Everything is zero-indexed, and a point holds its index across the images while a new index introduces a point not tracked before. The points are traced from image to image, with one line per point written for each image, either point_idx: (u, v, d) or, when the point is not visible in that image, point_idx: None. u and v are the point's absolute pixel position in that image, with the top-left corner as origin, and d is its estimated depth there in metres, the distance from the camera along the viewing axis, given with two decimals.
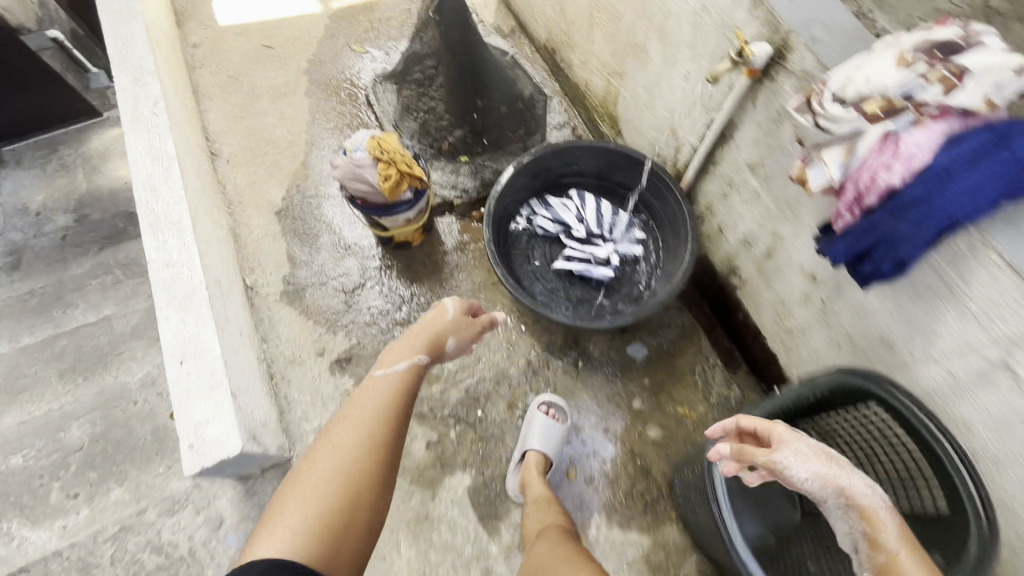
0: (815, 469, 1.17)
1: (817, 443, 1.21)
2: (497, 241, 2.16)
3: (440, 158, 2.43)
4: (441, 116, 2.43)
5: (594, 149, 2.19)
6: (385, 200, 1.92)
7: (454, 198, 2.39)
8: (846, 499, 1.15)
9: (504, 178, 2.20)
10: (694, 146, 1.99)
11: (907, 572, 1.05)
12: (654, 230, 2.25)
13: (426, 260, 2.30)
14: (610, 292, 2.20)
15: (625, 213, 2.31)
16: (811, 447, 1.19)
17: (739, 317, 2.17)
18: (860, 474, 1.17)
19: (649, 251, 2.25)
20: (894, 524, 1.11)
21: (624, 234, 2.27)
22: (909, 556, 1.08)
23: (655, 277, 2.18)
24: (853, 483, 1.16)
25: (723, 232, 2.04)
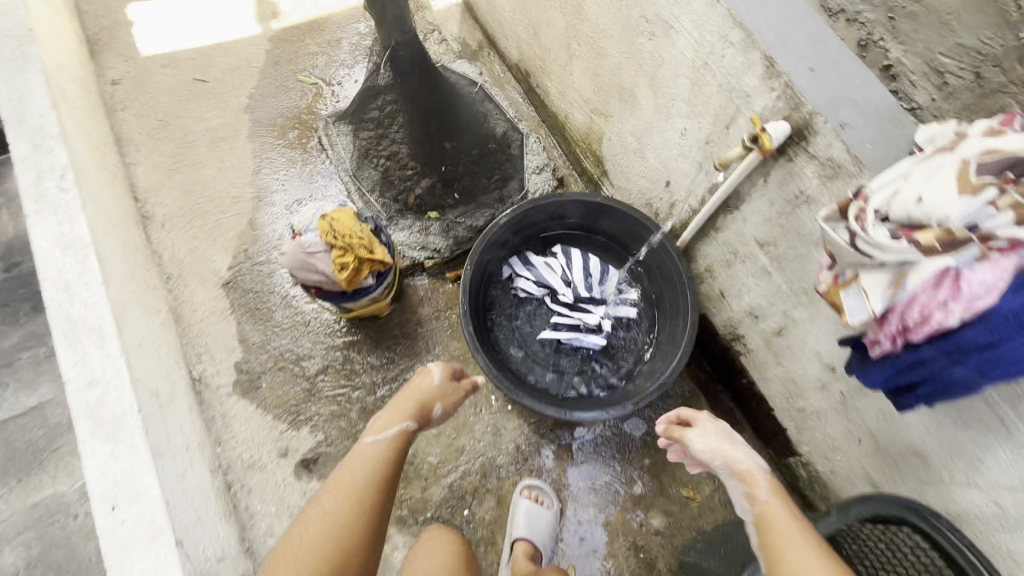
0: (712, 443, 1.53)
1: (720, 426, 1.58)
2: (474, 312, 1.92)
3: (407, 213, 2.16)
4: (406, 163, 2.16)
5: (579, 203, 1.95)
6: (343, 290, 1.66)
7: (424, 259, 2.11)
8: (732, 468, 1.47)
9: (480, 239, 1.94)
10: (692, 206, 1.76)
11: (776, 515, 1.31)
12: (648, 290, 2.04)
13: (398, 333, 2.05)
14: (603, 363, 1.99)
15: (616, 270, 2.09)
16: (714, 429, 1.55)
17: (744, 383, 1.99)
18: (752, 451, 1.49)
19: (643, 314, 2.04)
20: (765, 482, 1.41)
21: (615, 295, 2.07)
22: (777, 504, 1.35)
23: (652, 345, 1.97)
24: (738, 455, 1.48)
25: (727, 298, 1.84)
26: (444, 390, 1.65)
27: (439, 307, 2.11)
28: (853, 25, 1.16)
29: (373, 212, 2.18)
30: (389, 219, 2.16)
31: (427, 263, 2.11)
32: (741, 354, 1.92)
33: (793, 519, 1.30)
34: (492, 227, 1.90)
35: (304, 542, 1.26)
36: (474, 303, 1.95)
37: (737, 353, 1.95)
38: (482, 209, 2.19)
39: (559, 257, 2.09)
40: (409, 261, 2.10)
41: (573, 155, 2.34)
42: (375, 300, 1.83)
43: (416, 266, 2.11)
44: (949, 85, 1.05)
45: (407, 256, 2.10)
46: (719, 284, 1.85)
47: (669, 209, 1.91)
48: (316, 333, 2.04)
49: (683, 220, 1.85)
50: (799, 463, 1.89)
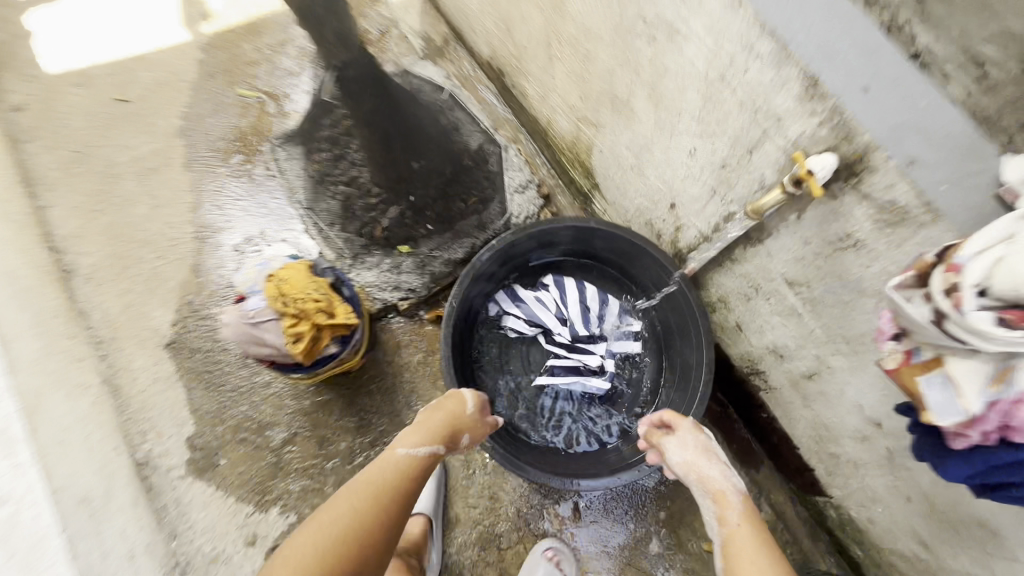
0: (689, 456, 1.37)
1: (701, 436, 1.41)
2: (458, 364, 1.68)
3: (373, 248, 1.88)
4: (370, 189, 1.86)
5: (571, 231, 1.70)
6: (301, 363, 1.39)
7: (398, 300, 1.85)
8: (706, 487, 1.32)
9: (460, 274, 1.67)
10: (704, 231, 1.52)
11: (740, 542, 1.19)
12: (654, 322, 1.81)
13: (372, 388, 1.80)
14: (606, 407, 1.80)
15: (616, 301, 1.86)
16: (693, 441, 1.39)
17: (765, 417, 1.79)
18: (729, 469, 1.34)
19: (648, 349, 1.83)
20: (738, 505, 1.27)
21: (616, 330, 1.84)
22: (747, 529, 1.21)
23: (660, 385, 1.77)
24: (712, 472, 1.33)
25: (745, 332, 1.62)
26: (474, 417, 1.48)
27: (418, 353, 1.86)
28: (873, 0, 0.80)
29: (335, 248, 1.90)
30: (354, 256, 1.88)
31: (400, 304, 1.85)
32: (761, 390, 1.72)
33: (759, 546, 1.17)
34: (471, 265, 1.63)
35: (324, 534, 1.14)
36: (459, 353, 1.70)
37: (756, 387, 1.74)
38: (460, 238, 1.92)
39: (551, 289, 1.85)
40: (380, 303, 1.84)
41: (559, 165, 2.07)
42: (343, 360, 1.58)
43: (389, 308, 1.86)
44: (990, 78, 0.72)
45: (378, 298, 1.85)
46: (735, 316, 1.63)
47: (675, 232, 1.67)
48: (278, 394, 1.78)
49: (692, 245, 1.61)
50: (828, 504, 1.71)
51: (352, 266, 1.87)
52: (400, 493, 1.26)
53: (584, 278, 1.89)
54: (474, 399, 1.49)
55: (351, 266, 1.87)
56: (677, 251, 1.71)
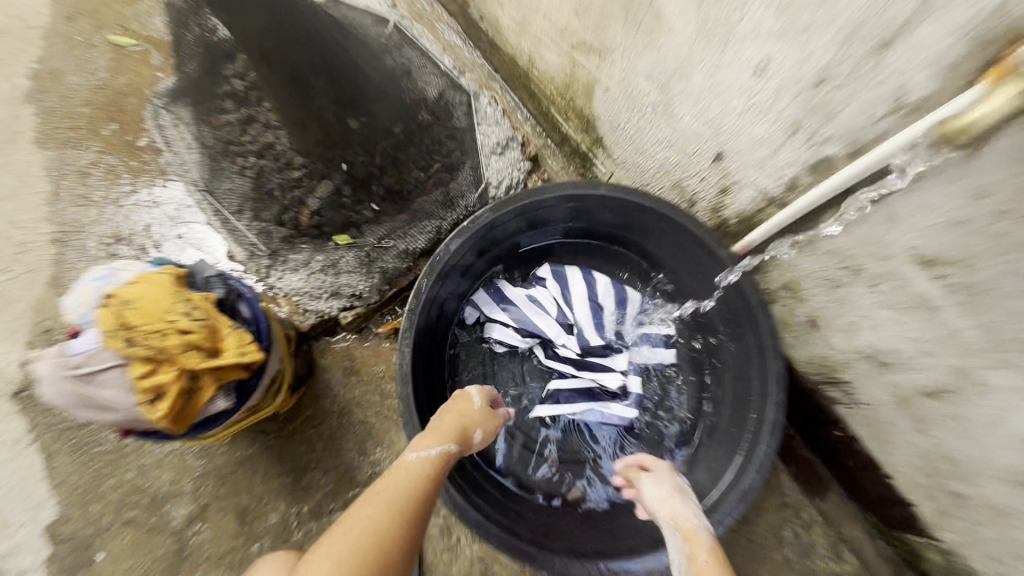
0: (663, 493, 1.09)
1: (675, 482, 1.11)
2: (426, 401, 1.19)
3: (301, 240, 1.35)
4: (292, 160, 1.39)
5: (573, 202, 1.23)
6: (173, 431, 0.88)
7: (339, 311, 1.35)
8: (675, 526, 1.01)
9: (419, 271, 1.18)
10: (769, 192, 1.05)
11: None
12: (693, 323, 1.34)
13: (312, 433, 1.33)
14: (631, 440, 1.34)
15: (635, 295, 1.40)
16: (672, 480, 1.11)
17: (837, 436, 1.36)
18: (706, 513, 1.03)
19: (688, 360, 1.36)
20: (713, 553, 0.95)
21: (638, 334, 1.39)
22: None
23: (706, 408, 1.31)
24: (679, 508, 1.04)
25: (822, 329, 1.17)
26: (485, 416, 1.17)
27: (372, 381, 1.37)
28: None
29: (246, 243, 1.35)
30: (274, 252, 1.34)
31: (341, 318, 1.35)
32: (837, 403, 1.29)
33: None
34: (433, 260, 1.16)
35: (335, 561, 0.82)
36: (426, 381, 1.22)
37: (830, 399, 1.30)
38: (421, 220, 1.40)
39: (548, 286, 1.39)
40: (314, 318, 1.33)
41: (548, 119, 1.56)
42: (253, 407, 1.09)
43: (327, 323, 1.36)
44: None
45: (312, 311, 1.33)
46: (808, 308, 1.17)
47: (720, 196, 1.19)
48: (178, 453, 1.28)
49: (748, 212, 1.14)
50: (928, 546, 1.29)
51: (272, 267, 1.34)
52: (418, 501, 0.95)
53: (591, 266, 1.42)
54: (481, 397, 1.20)
55: (271, 269, 1.34)
56: (721, 222, 1.24)
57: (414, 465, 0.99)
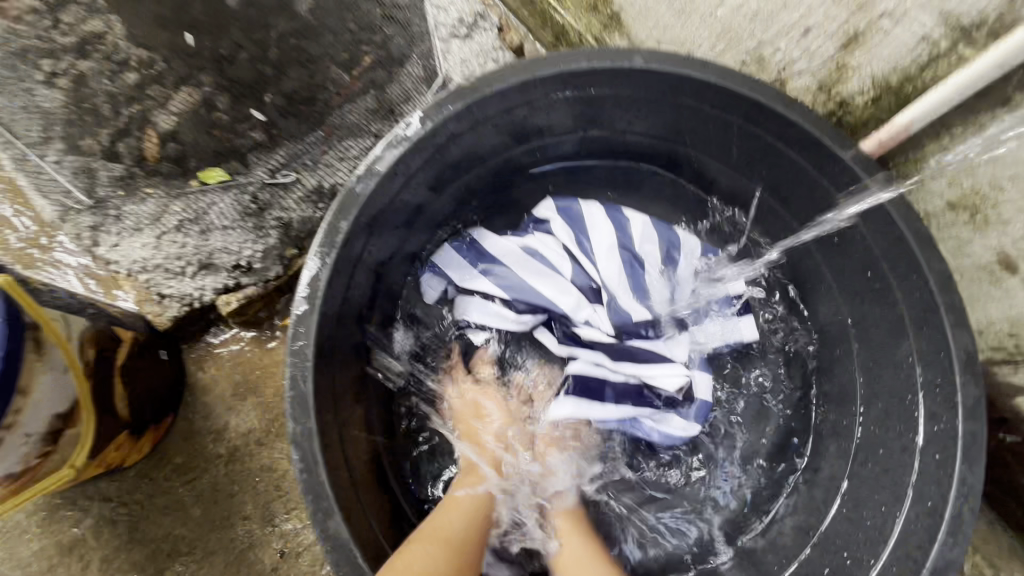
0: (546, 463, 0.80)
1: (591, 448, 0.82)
2: (351, 441, 0.68)
3: (144, 182, 0.82)
4: (126, 60, 0.75)
5: (590, 85, 0.71)
6: None
7: (216, 296, 0.86)
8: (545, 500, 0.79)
9: (335, 207, 0.65)
10: (959, 10, 0.59)
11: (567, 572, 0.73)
12: (800, 358, 0.85)
13: (184, 494, 0.82)
14: (683, 483, 0.84)
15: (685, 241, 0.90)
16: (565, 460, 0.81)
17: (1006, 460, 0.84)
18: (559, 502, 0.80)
19: (781, 405, 0.85)
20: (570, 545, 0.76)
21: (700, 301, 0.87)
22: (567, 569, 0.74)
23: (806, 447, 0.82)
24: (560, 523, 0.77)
25: (1023, 272, 0.69)
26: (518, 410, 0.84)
27: (280, 402, 0.86)
28: None
29: (55, 192, 0.81)
30: (101, 205, 0.83)
31: (219, 305, 0.86)
32: (1020, 394, 0.77)
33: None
34: (344, 193, 0.65)
35: None
36: (354, 404, 0.71)
37: (1007, 388, 0.78)
38: (341, 140, 0.90)
39: (555, 232, 0.87)
40: (178, 308, 0.85)
41: (535, 8, 1.05)
42: (18, 474, 0.58)
43: (200, 316, 0.87)
44: None
45: (173, 298, 0.84)
46: (999, 237, 0.68)
47: (842, 55, 0.69)
48: None
49: (905, 69, 0.65)
50: None
51: (99, 229, 0.83)
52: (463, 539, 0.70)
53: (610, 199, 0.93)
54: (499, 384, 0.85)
55: (98, 231, 0.83)
56: (836, 104, 0.73)
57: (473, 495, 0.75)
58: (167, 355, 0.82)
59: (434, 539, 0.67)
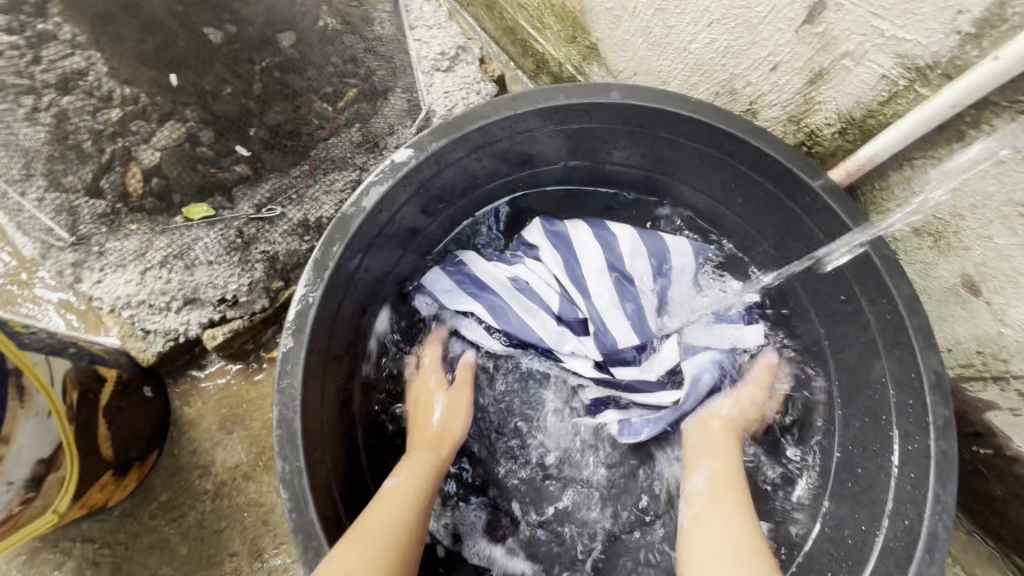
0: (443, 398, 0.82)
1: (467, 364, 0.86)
2: (338, 476, 0.67)
3: (128, 217, 0.83)
4: (109, 96, 0.79)
5: (569, 120, 0.74)
6: None
7: (202, 330, 0.84)
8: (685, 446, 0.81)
9: (325, 235, 0.66)
10: (913, 53, 0.61)
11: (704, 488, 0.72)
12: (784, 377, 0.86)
13: (170, 532, 0.81)
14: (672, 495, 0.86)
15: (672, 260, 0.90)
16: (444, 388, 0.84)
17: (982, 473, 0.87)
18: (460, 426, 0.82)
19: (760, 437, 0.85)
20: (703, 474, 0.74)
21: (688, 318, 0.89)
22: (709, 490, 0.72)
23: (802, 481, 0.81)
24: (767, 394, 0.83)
25: (987, 294, 0.72)
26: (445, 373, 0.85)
27: (268, 434, 0.86)
28: None
29: (37, 229, 0.82)
30: (84, 241, 0.83)
31: (205, 339, 0.84)
32: (988, 408, 0.80)
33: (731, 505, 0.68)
34: (337, 219, 0.66)
35: None
36: (340, 440, 0.71)
37: (977, 402, 0.81)
38: (326, 173, 0.90)
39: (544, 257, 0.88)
40: (162, 344, 0.83)
41: (516, 37, 1.10)
42: (2, 521, 0.57)
43: (186, 350, 0.86)
44: None
45: (157, 333, 0.83)
46: (962, 261, 0.72)
47: (808, 91, 0.72)
48: None
49: (868, 105, 0.68)
50: None
51: (83, 266, 0.83)
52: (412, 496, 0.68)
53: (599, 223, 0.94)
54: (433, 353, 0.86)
55: (80, 268, 0.83)
56: (807, 134, 0.77)
57: (421, 465, 0.73)
58: (152, 392, 0.81)
59: (387, 505, 0.65)
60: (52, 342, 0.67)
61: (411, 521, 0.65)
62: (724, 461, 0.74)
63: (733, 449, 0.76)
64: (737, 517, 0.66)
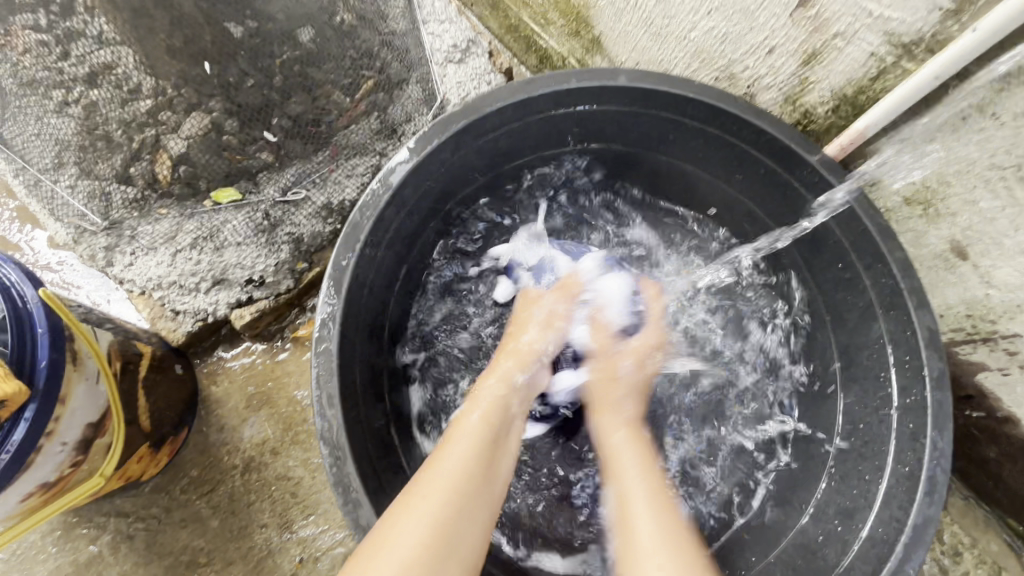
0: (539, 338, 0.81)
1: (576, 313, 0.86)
2: (374, 439, 0.70)
3: (158, 203, 0.87)
4: (138, 88, 0.82)
5: (579, 102, 0.78)
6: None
7: (229, 310, 0.87)
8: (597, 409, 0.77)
9: (355, 211, 0.69)
10: (900, 30, 0.66)
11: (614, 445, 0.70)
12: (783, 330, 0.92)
13: (201, 506, 0.83)
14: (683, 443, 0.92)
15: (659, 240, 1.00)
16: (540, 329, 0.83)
17: (977, 437, 0.91)
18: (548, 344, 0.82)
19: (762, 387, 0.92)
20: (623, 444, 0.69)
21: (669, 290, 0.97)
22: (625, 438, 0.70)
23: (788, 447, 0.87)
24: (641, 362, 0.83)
25: (974, 257, 0.77)
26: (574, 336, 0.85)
27: (293, 411, 0.89)
28: None
29: (70, 215, 0.85)
30: (116, 226, 0.86)
31: (233, 318, 0.87)
32: (979, 369, 0.85)
33: (647, 482, 0.63)
34: (348, 227, 0.69)
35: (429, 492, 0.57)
36: (374, 403, 0.74)
37: (969, 364, 0.86)
38: (348, 159, 0.95)
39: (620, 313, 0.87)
40: (192, 324, 0.86)
41: (519, 33, 1.16)
42: (52, 483, 0.60)
43: (213, 330, 0.89)
44: None
45: (186, 314, 0.86)
46: (949, 227, 0.77)
47: (803, 71, 0.78)
48: None
49: (859, 82, 0.73)
50: None
51: (115, 249, 0.86)
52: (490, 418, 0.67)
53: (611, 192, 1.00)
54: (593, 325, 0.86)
55: (112, 252, 0.86)
56: (802, 113, 0.82)
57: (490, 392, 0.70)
58: (183, 369, 0.84)
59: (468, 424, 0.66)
60: (93, 317, 0.70)
61: (482, 464, 0.61)
62: (625, 447, 0.69)
63: (629, 393, 0.77)
64: (652, 520, 0.59)
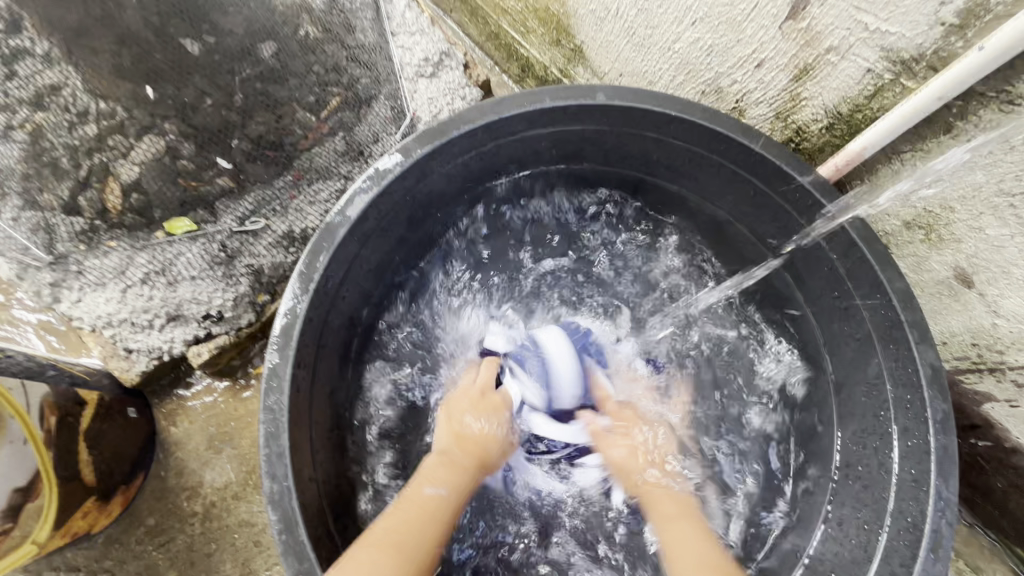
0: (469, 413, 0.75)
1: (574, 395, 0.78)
2: (328, 494, 0.65)
3: (107, 235, 0.81)
4: (85, 112, 0.75)
5: (553, 123, 0.73)
6: None
7: (186, 347, 0.83)
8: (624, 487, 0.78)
9: (329, 221, 0.64)
10: (899, 45, 0.60)
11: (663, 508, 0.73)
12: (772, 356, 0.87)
13: (158, 557, 0.79)
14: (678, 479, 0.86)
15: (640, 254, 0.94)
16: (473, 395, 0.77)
17: (982, 470, 0.85)
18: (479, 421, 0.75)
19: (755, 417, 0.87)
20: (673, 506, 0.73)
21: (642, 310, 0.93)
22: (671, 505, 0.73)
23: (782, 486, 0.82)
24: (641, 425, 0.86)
25: (980, 285, 0.72)
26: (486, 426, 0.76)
27: (257, 452, 0.84)
28: None
29: (12, 249, 0.79)
30: (61, 260, 0.81)
31: (191, 355, 0.82)
32: (985, 400, 0.79)
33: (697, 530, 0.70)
34: (323, 228, 0.64)
35: (387, 531, 0.60)
36: (329, 453, 0.69)
37: (974, 394, 0.80)
38: (311, 183, 0.90)
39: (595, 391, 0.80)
40: (146, 362, 0.81)
41: (500, 42, 1.10)
42: None
43: (171, 368, 0.84)
44: None
45: (140, 352, 0.81)
46: (953, 253, 0.71)
47: (794, 87, 0.72)
48: None
49: (854, 100, 0.67)
50: None
51: (61, 284, 0.80)
52: (457, 477, 0.70)
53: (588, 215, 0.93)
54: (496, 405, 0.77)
55: (58, 287, 0.81)
56: (794, 130, 0.76)
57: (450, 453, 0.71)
58: (136, 413, 0.79)
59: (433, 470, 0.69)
60: (27, 365, 0.65)
61: (428, 529, 0.63)
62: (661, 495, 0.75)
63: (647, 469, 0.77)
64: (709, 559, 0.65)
